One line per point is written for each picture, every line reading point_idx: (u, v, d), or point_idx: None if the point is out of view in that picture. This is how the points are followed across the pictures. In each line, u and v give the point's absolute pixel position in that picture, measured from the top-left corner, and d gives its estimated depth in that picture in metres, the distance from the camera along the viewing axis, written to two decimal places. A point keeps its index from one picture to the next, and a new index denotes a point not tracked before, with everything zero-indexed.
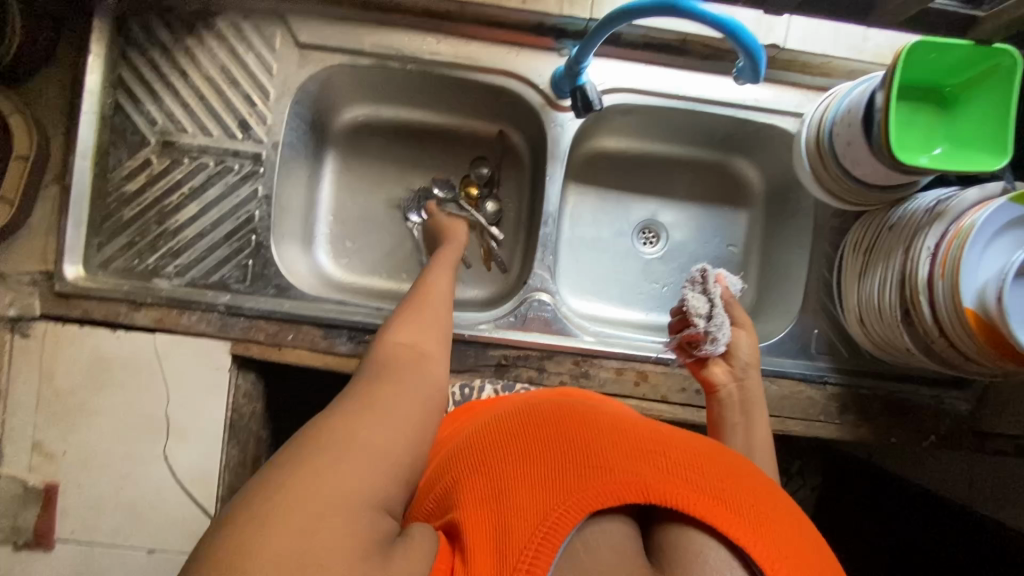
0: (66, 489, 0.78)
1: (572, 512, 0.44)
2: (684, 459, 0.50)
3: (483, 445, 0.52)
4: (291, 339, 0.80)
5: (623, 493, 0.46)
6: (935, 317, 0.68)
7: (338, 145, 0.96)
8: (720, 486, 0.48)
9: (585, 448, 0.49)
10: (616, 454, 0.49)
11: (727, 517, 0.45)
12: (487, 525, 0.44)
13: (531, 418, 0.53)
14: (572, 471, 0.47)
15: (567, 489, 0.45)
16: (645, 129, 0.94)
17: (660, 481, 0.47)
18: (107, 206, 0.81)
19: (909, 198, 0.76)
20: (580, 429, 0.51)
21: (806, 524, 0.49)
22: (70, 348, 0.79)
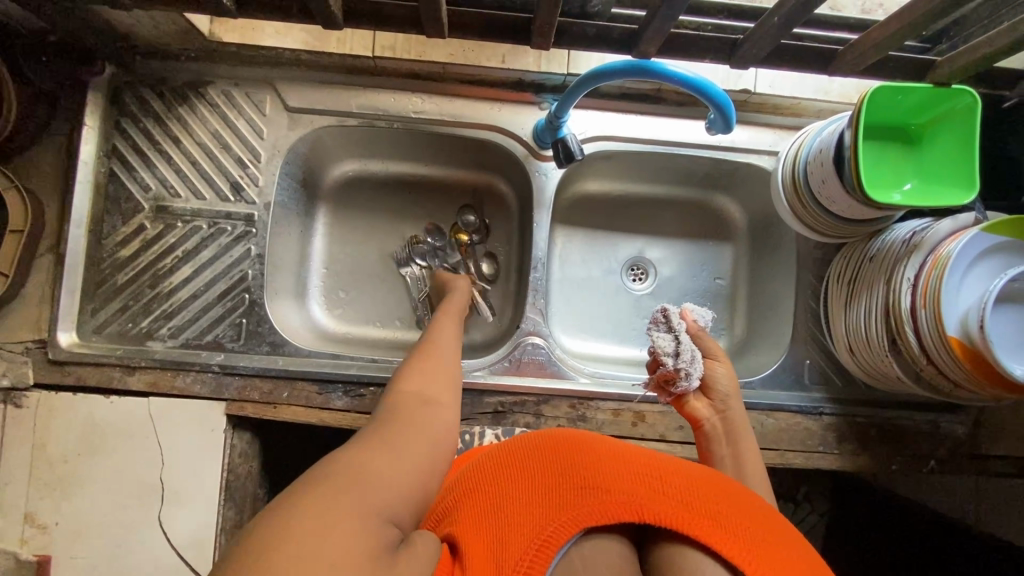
0: (59, 562, 0.77)
1: (568, 527, 0.50)
2: (678, 479, 0.54)
3: (494, 468, 0.58)
4: (286, 396, 0.80)
5: (616, 510, 0.51)
6: (922, 345, 0.69)
7: (329, 200, 0.98)
8: (711, 504, 0.52)
9: (584, 468, 0.54)
10: (613, 476, 0.53)
11: (716, 531, 0.50)
12: (489, 536, 0.50)
13: (536, 444, 0.59)
14: (570, 489, 0.52)
15: (565, 506, 0.51)
16: (627, 172, 0.97)
17: (653, 499, 0.52)
18: (102, 271, 0.82)
19: (886, 229, 0.78)
20: (580, 451, 0.56)
21: (796, 541, 0.52)
22: (64, 415, 0.78)
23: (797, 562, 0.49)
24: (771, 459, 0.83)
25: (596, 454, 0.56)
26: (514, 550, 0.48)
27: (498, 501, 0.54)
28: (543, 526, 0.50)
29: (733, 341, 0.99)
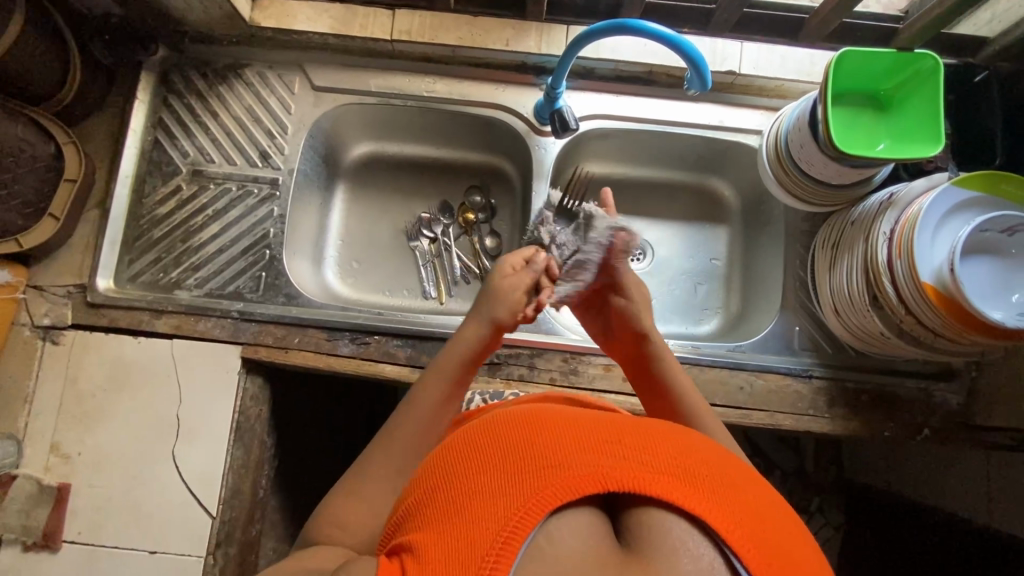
0: (78, 489, 0.82)
1: (529, 513, 0.41)
2: (657, 445, 0.46)
3: (442, 461, 0.49)
4: (297, 342, 0.86)
5: (585, 485, 0.42)
6: (899, 295, 0.72)
7: (347, 178, 1.07)
8: (695, 471, 0.44)
9: (543, 441, 0.45)
10: (578, 446, 0.45)
11: (701, 501, 0.42)
12: (442, 532, 0.42)
13: (490, 425, 0.50)
14: (534, 468, 0.43)
15: (523, 492, 0.42)
16: (624, 155, 1.03)
17: (628, 470, 0.43)
18: (140, 226, 0.91)
19: (880, 210, 0.76)
20: (540, 426, 0.47)
21: (788, 512, 0.46)
22: (95, 353, 0.85)
23: (793, 539, 0.42)
24: (761, 419, 0.84)
25: (558, 425, 0.47)
26: (463, 554, 0.39)
27: (446, 498, 0.44)
28: (498, 519, 0.41)
29: (727, 318, 1.02)
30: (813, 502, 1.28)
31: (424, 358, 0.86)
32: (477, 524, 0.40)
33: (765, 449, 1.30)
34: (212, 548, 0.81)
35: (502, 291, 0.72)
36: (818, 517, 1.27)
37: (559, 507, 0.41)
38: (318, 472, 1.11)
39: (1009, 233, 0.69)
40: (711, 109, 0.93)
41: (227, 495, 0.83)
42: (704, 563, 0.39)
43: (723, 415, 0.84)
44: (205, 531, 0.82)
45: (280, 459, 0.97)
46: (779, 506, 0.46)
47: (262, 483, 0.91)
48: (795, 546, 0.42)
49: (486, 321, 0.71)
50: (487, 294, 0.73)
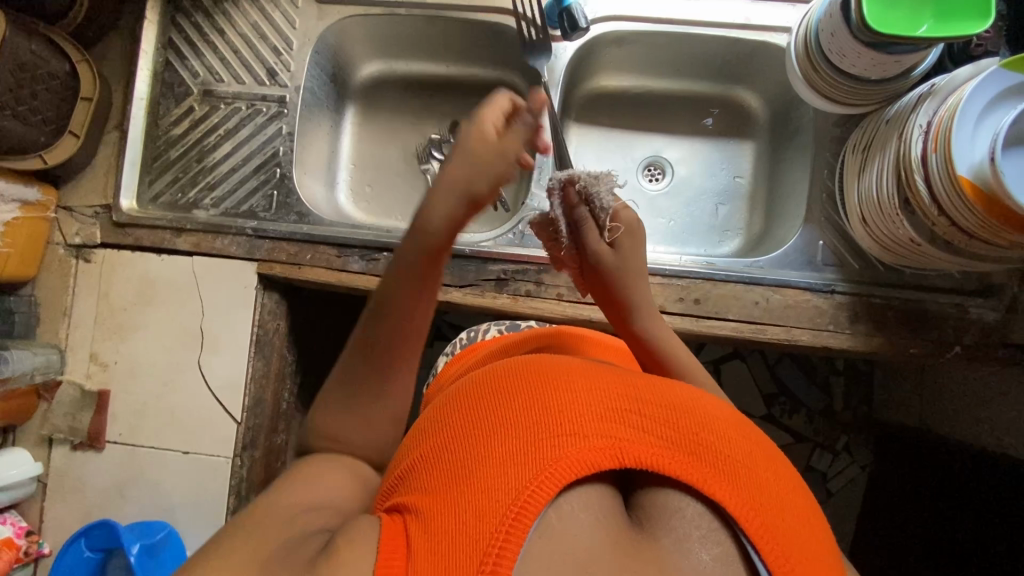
0: (115, 395, 0.88)
1: (542, 488, 0.39)
2: (679, 416, 0.44)
3: (446, 419, 0.47)
4: (309, 258, 0.88)
5: (601, 459, 0.41)
6: (932, 193, 0.66)
7: (357, 99, 1.06)
8: (718, 449, 0.42)
9: (559, 408, 0.43)
10: (596, 415, 0.43)
11: (721, 484, 0.40)
12: (449, 500, 0.40)
13: (500, 377, 0.48)
14: (547, 439, 0.41)
15: (537, 464, 0.40)
16: (644, 62, 0.97)
17: (645, 447, 0.42)
18: (158, 147, 0.93)
19: (912, 129, 0.68)
20: (556, 389, 0.45)
21: (801, 487, 0.45)
22: (123, 271, 0.89)
23: (809, 529, 0.42)
24: (775, 334, 0.81)
25: (574, 388, 0.45)
26: (473, 529, 0.38)
27: (454, 461, 0.43)
28: (509, 491, 0.39)
29: (750, 238, 0.97)
30: (839, 442, 1.25)
31: None
32: (489, 497, 0.39)
33: (791, 387, 1.27)
34: (239, 451, 0.86)
35: (478, 150, 0.58)
36: (843, 456, 1.25)
37: (571, 483, 0.40)
38: None
39: None
40: (736, 6, 0.87)
41: (250, 403, 0.87)
42: (714, 545, 0.39)
43: (736, 330, 0.82)
44: (231, 436, 0.86)
45: (302, 377, 1.02)
46: (790, 474, 0.46)
47: (284, 397, 0.95)
48: (808, 533, 0.41)
49: (456, 194, 0.57)
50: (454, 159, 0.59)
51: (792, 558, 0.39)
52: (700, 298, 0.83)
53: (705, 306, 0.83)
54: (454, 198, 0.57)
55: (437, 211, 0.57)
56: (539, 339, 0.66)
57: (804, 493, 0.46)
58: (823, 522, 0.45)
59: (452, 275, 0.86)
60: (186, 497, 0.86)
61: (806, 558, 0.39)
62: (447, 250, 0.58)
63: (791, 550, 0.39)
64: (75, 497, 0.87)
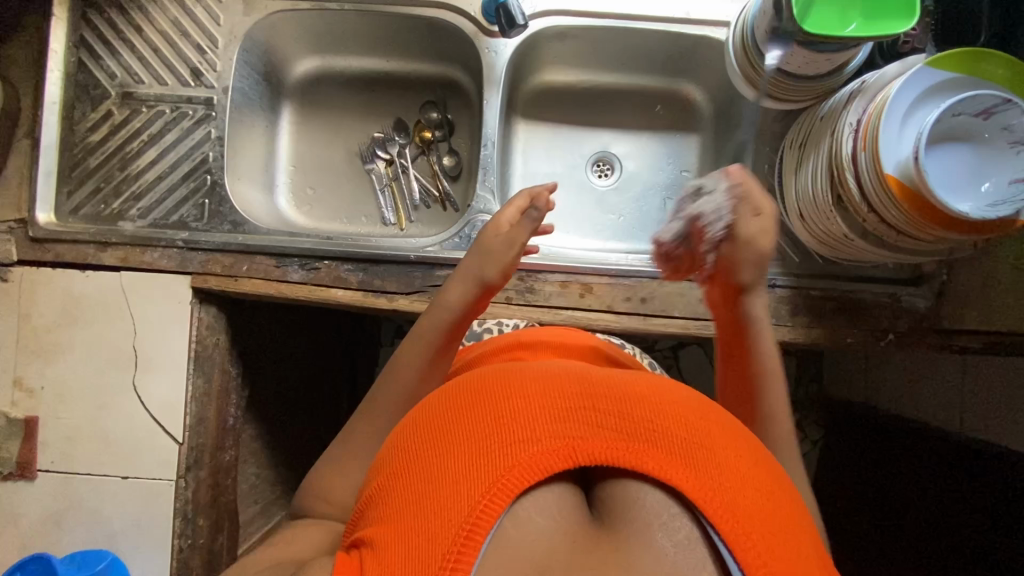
0: (45, 422, 0.83)
1: (494, 501, 0.39)
2: (632, 406, 0.44)
3: (401, 439, 0.47)
4: (245, 270, 0.84)
5: (555, 461, 0.41)
6: (862, 191, 0.67)
7: (293, 98, 1.02)
8: (672, 434, 0.42)
9: (508, 415, 0.43)
10: (545, 416, 0.43)
11: (676, 469, 0.40)
12: (403, 526, 0.40)
13: (452, 390, 0.48)
14: (496, 450, 0.41)
15: (487, 477, 0.40)
16: (589, 56, 0.96)
17: (597, 441, 0.42)
18: (75, 156, 0.87)
19: (841, 128, 0.70)
20: (503, 395, 0.45)
21: (765, 459, 0.46)
22: (45, 290, 0.84)
23: (773, 500, 0.42)
24: None
25: (523, 392, 0.45)
26: (424, 555, 0.38)
27: (405, 484, 0.42)
28: (458, 508, 0.39)
29: None
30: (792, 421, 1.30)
31: (376, 282, 0.84)
32: (438, 520, 0.38)
33: None
34: (183, 472, 0.83)
35: (492, 246, 0.70)
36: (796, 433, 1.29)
37: (523, 491, 0.40)
38: (293, 404, 1.13)
39: (985, 116, 0.62)
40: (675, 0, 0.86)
41: (192, 422, 0.84)
42: (678, 536, 0.39)
43: (683, 327, 0.83)
44: (173, 458, 0.83)
45: (251, 389, 0.99)
46: (755, 449, 0.46)
47: (231, 411, 0.91)
48: (776, 509, 0.41)
49: (471, 282, 0.68)
50: (473, 251, 0.70)
51: (760, 542, 0.38)
52: (648, 296, 0.83)
53: (652, 304, 0.83)
54: (469, 281, 0.68)
55: (453, 293, 0.67)
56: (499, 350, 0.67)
57: (773, 467, 0.46)
58: (791, 492, 0.45)
59: (398, 282, 0.84)
60: (128, 522, 0.83)
61: (774, 533, 0.39)
62: (461, 328, 0.67)
63: (758, 528, 0.39)
64: (9, 530, 0.83)
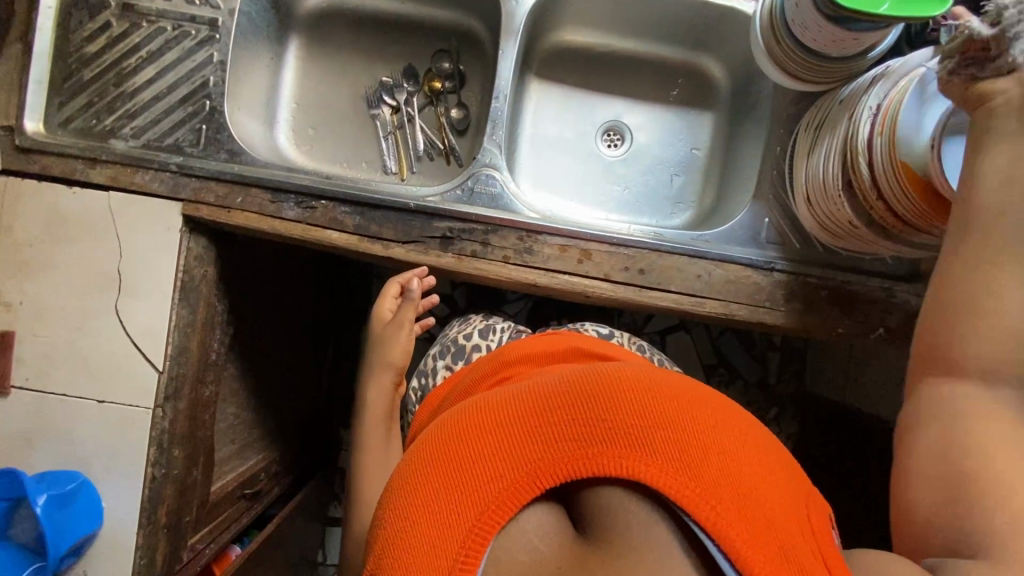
0: (22, 338, 0.82)
1: (475, 541, 0.43)
2: (583, 412, 0.47)
3: (384, 499, 0.51)
4: (239, 202, 0.81)
5: (521, 489, 0.44)
6: (873, 178, 0.66)
7: (302, 31, 0.98)
8: (625, 429, 0.45)
9: (470, 459, 0.47)
10: (504, 451, 0.46)
11: (633, 461, 0.43)
12: None
13: (421, 445, 0.52)
14: (467, 495, 0.45)
15: (464, 522, 0.44)
16: (610, 18, 0.94)
17: (560, 461, 0.45)
18: (68, 66, 0.83)
19: (861, 110, 0.68)
20: (461, 438, 0.49)
21: (727, 420, 0.48)
22: (29, 203, 0.81)
23: (737, 459, 0.44)
24: (714, 308, 0.82)
25: (479, 431, 0.48)
26: None
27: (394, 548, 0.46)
28: (449, 553, 0.43)
29: (700, 212, 0.97)
30: (770, 412, 1.30)
31: (373, 227, 0.82)
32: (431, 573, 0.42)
33: (729, 359, 1.32)
34: (161, 401, 0.82)
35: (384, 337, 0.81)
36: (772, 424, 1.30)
37: (504, 522, 0.44)
38: (278, 348, 1.12)
39: None
40: None
41: (173, 352, 0.82)
42: (653, 528, 0.42)
43: (677, 302, 0.82)
44: (152, 386, 0.82)
45: (237, 327, 0.97)
46: (715, 411, 0.48)
47: (214, 346, 0.90)
48: (742, 468, 0.44)
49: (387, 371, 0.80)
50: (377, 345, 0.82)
51: (727, 506, 0.41)
52: (646, 268, 0.82)
53: (649, 277, 0.82)
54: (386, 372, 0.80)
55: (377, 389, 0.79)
56: (485, 379, 0.65)
57: (741, 426, 0.48)
58: (760, 444, 0.48)
59: (395, 230, 0.82)
60: (102, 446, 0.82)
61: (743, 493, 0.42)
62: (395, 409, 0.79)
63: (725, 495, 0.42)
64: None
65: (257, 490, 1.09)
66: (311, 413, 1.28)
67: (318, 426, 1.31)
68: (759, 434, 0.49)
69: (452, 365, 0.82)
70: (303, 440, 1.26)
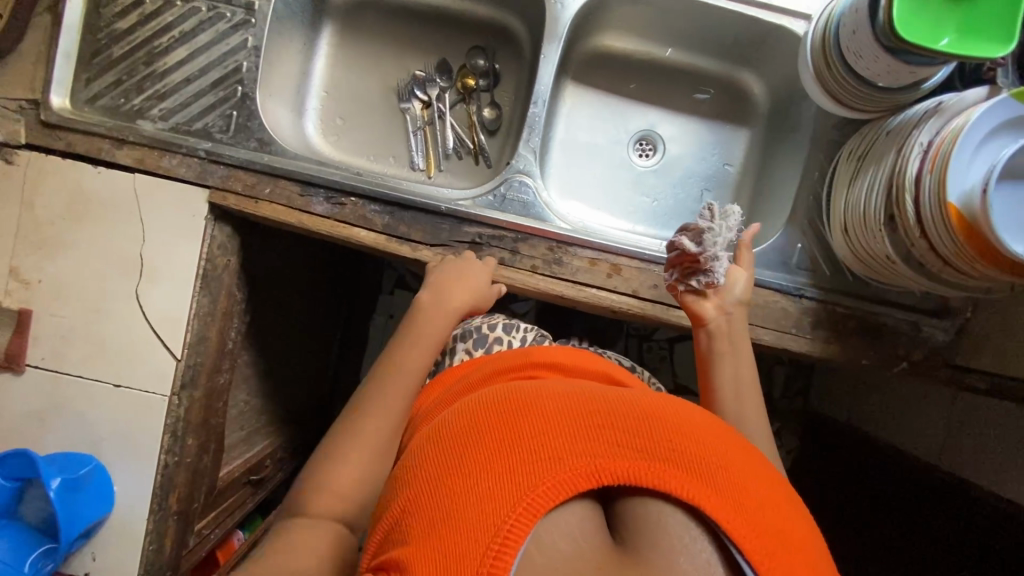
0: (39, 317, 0.80)
1: (521, 517, 0.39)
2: (650, 427, 0.46)
3: (419, 464, 0.48)
4: (267, 193, 0.80)
5: (578, 479, 0.41)
6: (919, 216, 0.65)
7: (336, 18, 0.96)
8: (689, 454, 0.44)
9: (529, 437, 0.44)
10: (568, 436, 0.44)
11: (695, 483, 0.42)
12: (430, 547, 0.40)
13: (472, 416, 0.50)
14: (521, 469, 0.42)
15: (513, 496, 0.41)
16: (653, 27, 0.92)
17: (623, 461, 0.43)
18: (98, 41, 0.81)
19: (910, 146, 0.67)
20: (523, 417, 0.46)
21: (773, 478, 0.47)
22: (53, 180, 0.79)
23: (786, 517, 0.43)
24: None
25: (542, 413, 0.47)
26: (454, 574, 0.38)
27: (427, 508, 0.42)
28: (491, 527, 0.39)
29: None
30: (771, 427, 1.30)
31: (402, 228, 0.80)
32: (467, 543, 0.39)
33: None
34: (177, 389, 0.81)
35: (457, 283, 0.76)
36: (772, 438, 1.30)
37: (551, 509, 0.41)
38: (289, 338, 1.11)
39: None
40: None
41: (191, 340, 0.81)
42: (701, 558, 0.39)
43: None
44: (170, 374, 0.81)
45: (252, 316, 0.96)
46: (762, 467, 0.48)
47: (231, 335, 0.89)
48: (790, 525, 0.42)
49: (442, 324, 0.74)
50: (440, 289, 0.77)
51: (778, 556, 0.39)
52: None
53: None
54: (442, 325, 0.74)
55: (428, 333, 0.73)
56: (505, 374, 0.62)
57: (784, 488, 0.48)
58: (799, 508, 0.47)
59: (424, 231, 0.80)
60: (115, 430, 0.81)
61: (790, 547, 0.41)
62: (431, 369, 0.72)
63: (775, 542, 0.40)
64: None
65: (262, 478, 1.09)
66: (317, 402, 1.27)
67: (322, 415, 1.31)
68: (794, 489, 0.49)
69: (473, 351, 0.78)
70: (307, 429, 1.25)
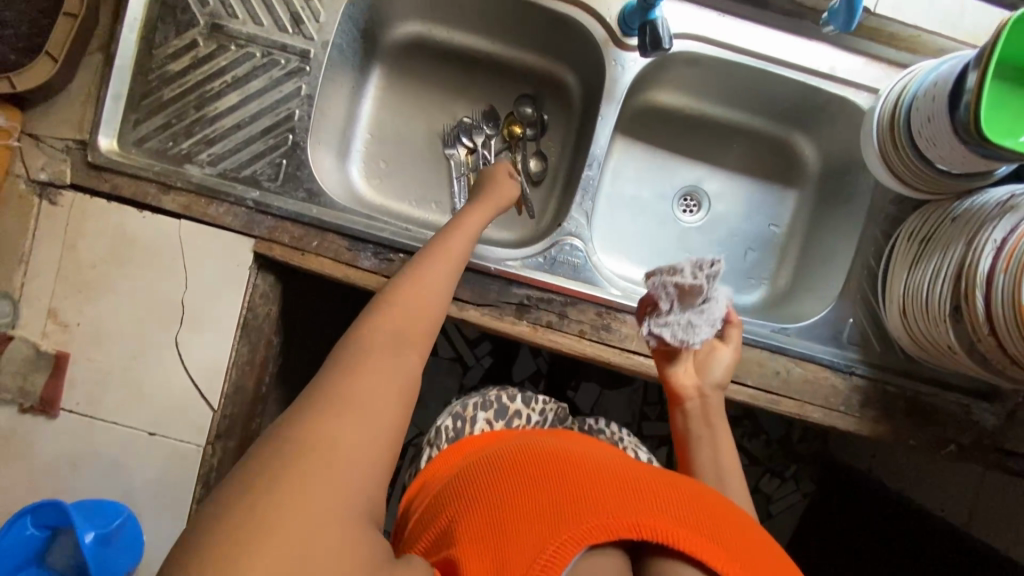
0: (75, 361, 0.78)
1: (569, 544, 0.42)
2: (693, 505, 0.48)
3: (475, 488, 0.51)
4: (314, 245, 0.79)
5: (623, 530, 0.44)
6: (989, 313, 0.64)
7: (385, 61, 0.94)
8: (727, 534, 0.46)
9: (581, 482, 0.48)
10: (617, 490, 0.47)
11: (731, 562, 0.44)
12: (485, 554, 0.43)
13: (526, 454, 0.53)
14: (573, 503, 0.45)
15: (561, 526, 0.44)
16: (708, 86, 0.91)
17: (667, 524, 0.45)
18: (148, 82, 0.79)
19: (982, 237, 0.66)
20: (575, 467, 0.50)
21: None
22: (96, 222, 0.78)
23: None
24: (789, 407, 0.80)
25: (594, 469, 0.50)
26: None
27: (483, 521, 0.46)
28: (539, 545, 0.42)
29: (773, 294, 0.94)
30: (788, 469, 1.22)
31: None
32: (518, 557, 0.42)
33: None
34: (212, 439, 0.79)
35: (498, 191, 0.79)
36: (789, 482, 1.22)
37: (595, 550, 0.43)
38: None
39: None
40: (823, 53, 0.81)
41: (229, 390, 0.80)
42: None
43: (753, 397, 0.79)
44: (206, 425, 0.79)
45: (284, 359, 0.94)
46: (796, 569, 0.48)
47: (264, 381, 0.87)
48: None
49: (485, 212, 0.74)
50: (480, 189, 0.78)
51: None
52: None
53: None
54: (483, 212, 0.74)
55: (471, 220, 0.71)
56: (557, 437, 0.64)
57: None
58: None
59: (471, 291, 0.79)
60: (145, 479, 0.79)
61: None
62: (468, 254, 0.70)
63: None
64: (18, 464, 0.77)
65: None
66: None
67: None
68: None
69: (493, 420, 0.76)
70: None
